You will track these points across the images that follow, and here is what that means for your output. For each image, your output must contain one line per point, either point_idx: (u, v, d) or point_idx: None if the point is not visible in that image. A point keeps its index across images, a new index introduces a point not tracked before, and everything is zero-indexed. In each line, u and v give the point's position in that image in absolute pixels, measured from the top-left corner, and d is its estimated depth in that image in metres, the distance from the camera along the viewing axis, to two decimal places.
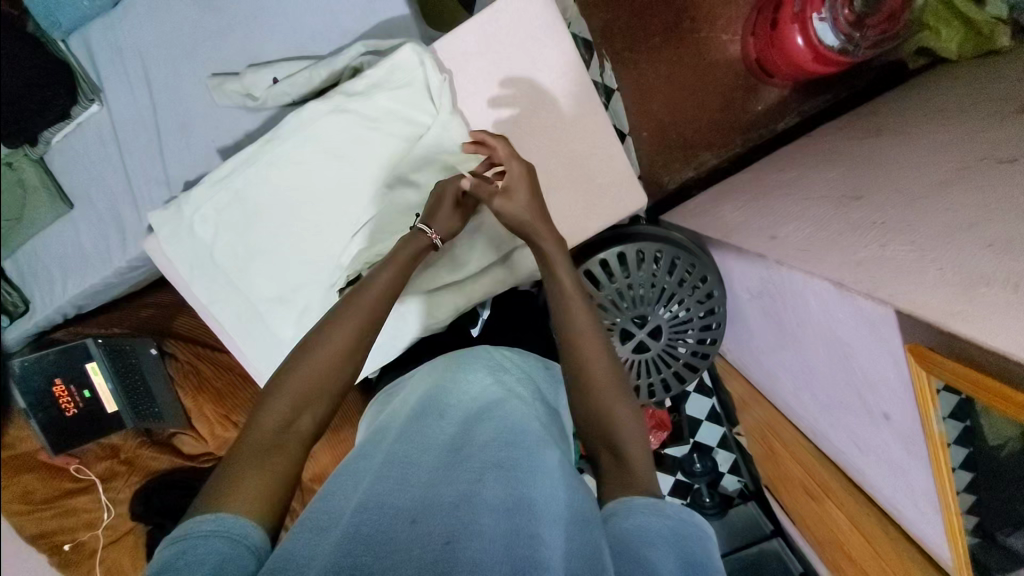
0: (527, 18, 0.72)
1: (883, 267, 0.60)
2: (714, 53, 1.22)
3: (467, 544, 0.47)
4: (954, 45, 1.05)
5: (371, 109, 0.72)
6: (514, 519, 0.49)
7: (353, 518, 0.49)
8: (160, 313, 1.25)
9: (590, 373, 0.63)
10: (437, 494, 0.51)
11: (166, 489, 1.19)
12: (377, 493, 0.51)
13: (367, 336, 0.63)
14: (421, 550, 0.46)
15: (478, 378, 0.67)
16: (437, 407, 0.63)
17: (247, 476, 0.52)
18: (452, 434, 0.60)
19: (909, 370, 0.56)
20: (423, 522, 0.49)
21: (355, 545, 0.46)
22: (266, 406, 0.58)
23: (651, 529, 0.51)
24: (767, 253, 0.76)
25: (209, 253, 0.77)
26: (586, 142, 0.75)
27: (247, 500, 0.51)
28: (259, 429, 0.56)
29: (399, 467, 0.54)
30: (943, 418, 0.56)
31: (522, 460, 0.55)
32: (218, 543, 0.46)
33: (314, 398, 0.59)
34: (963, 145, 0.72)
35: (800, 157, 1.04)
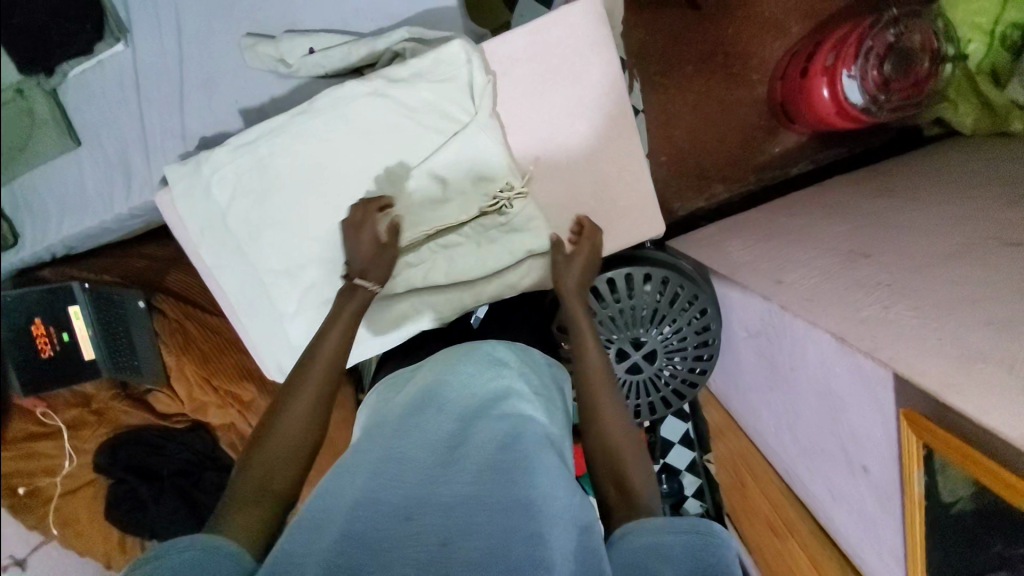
0: (578, 33, 0.72)
1: (886, 330, 0.61)
2: (741, 91, 1.25)
3: (462, 545, 0.51)
4: (969, 120, 1.08)
5: (411, 98, 0.71)
6: (513, 518, 0.52)
7: (353, 519, 0.52)
8: (153, 267, 1.23)
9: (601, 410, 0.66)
10: (434, 492, 0.55)
11: (134, 444, 1.24)
12: (374, 492, 0.54)
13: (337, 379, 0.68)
14: (419, 548, 0.50)
15: (478, 373, 0.68)
16: (436, 401, 0.64)
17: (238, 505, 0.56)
18: (448, 427, 0.62)
19: (900, 430, 0.58)
20: (420, 518, 0.52)
21: (357, 545, 0.50)
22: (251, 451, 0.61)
23: (663, 544, 0.53)
24: (771, 296, 0.78)
25: (223, 217, 0.76)
26: (614, 163, 0.76)
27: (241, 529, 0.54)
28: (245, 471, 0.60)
29: (395, 465, 0.57)
30: (924, 480, 0.58)
31: (521, 459, 0.57)
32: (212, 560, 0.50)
33: (296, 438, 0.62)
34: (971, 222, 0.75)
35: (811, 206, 1.07)
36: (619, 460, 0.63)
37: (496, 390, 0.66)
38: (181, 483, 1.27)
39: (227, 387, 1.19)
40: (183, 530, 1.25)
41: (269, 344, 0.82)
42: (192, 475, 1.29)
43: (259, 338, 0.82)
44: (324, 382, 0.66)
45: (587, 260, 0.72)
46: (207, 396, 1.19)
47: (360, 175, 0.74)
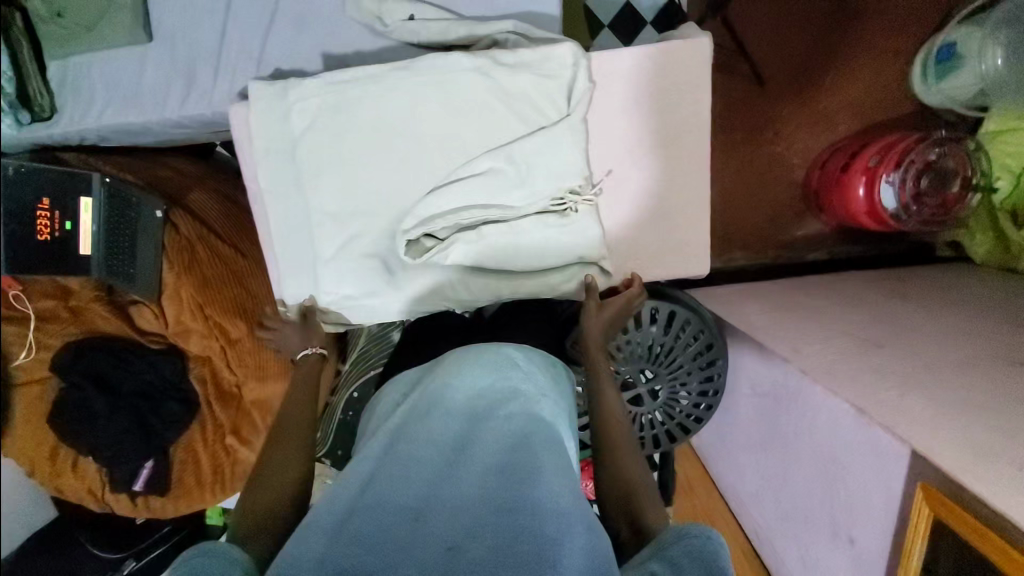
0: (687, 66, 0.73)
1: (905, 412, 0.63)
2: (781, 170, 1.31)
3: (468, 546, 0.53)
4: (982, 251, 1.17)
5: (509, 84, 0.72)
6: (517, 520, 0.54)
7: (361, 519, 0.55)
8: (178, 180, 1.19)
9: (616, 442, 0.67)
10: (440, 497, 0.57)
11: (102, 353, 1.17)
12: (382, 494, 0.57)
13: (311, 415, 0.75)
14: (425, 548, 0.53)
15: (484, 372, 0.66)
16: (442, 401, 0.64)
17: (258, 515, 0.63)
18: (455, 429, 0.62)
19: (907, 503, 0.60)
20: (426, 522, 0.55)
21: (365, 545, 0.53)
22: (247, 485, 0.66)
23: (676, 553, 0.53)
24: (789, 360, 0.80)
25: (293, 145, 0.76)
26: (681, 197, 0.77)
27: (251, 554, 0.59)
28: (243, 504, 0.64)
29: (401, 468, 0.58)
30: (924, 557, 0.60)
31: (523, 464, 0.58)
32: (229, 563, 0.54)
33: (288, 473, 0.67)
34: (984, 340, 0.79)
35: (825, 292, 1.12)
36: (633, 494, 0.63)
37: (500, 389, 0.65)
38: (139, 405, 1.19)
39: (221, 321, 1.14)
40: (127, 453, 1.18)
41: (296, 282, 0.82)
42: (153, 399, 1.21)
43: (288, 273, 0.82)
44: (306, 430, 0.72)
45: (615, 313, 0.76)
46: (195, 323, 1.13)
47: (438, 142, 0.75)
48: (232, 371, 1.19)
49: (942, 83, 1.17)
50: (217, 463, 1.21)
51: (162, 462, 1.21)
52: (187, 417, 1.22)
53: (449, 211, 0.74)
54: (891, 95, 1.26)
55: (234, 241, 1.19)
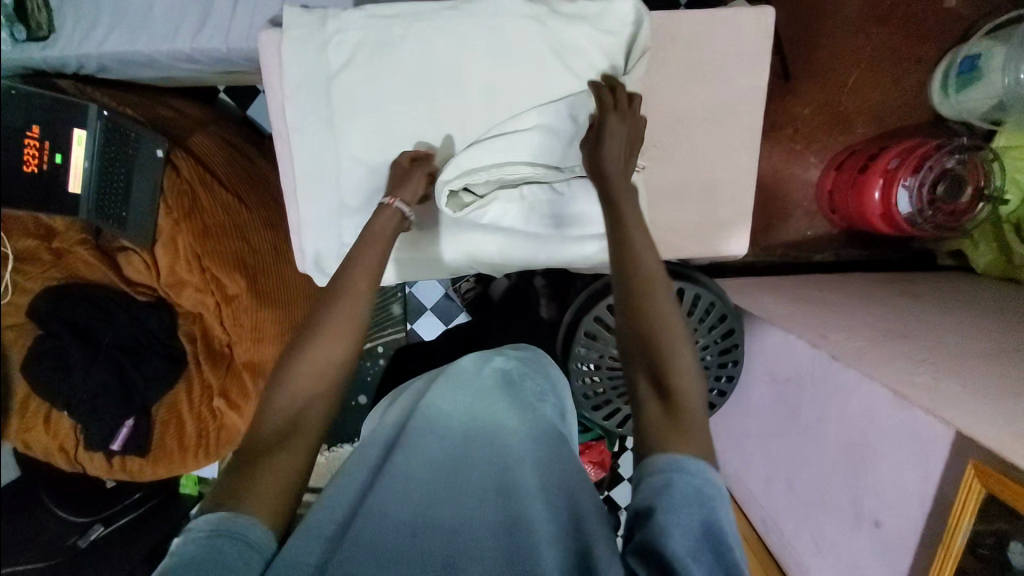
0: (745, 37, 0.71)
1: (941, 396, 0.63)
2: (796, 168, 1.32)
3: (465, 562, 0.53)
4: (983, 260, 1.19)
5: (566, 37, 0.69)
6: (514, 532, 0.55)
7: (359, 530, 0.54)
8: (181, 121, 1.10)
9: (662, 330, 0.58)
10: (437, 514, 0.57)
11: (81, 301, 1.10)
12: (381, 508, 0.57)
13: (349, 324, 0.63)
14: (424, 560, 0.53)
15: (479, 400, 0.69)
16: (438, 426, 0.66)
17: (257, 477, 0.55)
18: (453, 451, 0.64)
19: (953, 487, 0.60)
20: (424, 537, 0.55)
21: (363, 555, 0.52)
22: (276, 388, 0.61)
23: (681, 491, 0.51)
24: (817, 346, 0.79)
25: (326, 80, 0.71)
26: (726, 171, 0.75)
27: (262, 500, 0.54)
28: (271, 415, 0.60)
29: (400, 484, 0.59)
30: (967, 533, 0.60)
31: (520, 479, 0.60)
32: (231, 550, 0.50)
33: (317, 391, 0.61)
34: (1006, 337, 0.80)
35: (836, 287, 1.12)
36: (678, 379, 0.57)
37: (493, 414, 0.68)
38: (119, 358, 1.12)
39: (217, 274, 1.06)
40: (105, 409, 1.11)
41: (317, 232, 0.76)
42: (135, 353, 1.14)
43: (310, 220, 0.76)
44: (332, 367, 0.62)
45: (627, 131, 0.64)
46: (189, 275, 1.07)
47: (484, 91, 0.70)
48: (225, 330, 1.12)
49: (961, 95, 1.21)
50: (205, 427, 1.14)
51: (142, 422, 1.14)
52: (172, 375, 1.15)
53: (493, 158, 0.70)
54: (910, 103, 1.28)
55: (238, 190, 1.10)
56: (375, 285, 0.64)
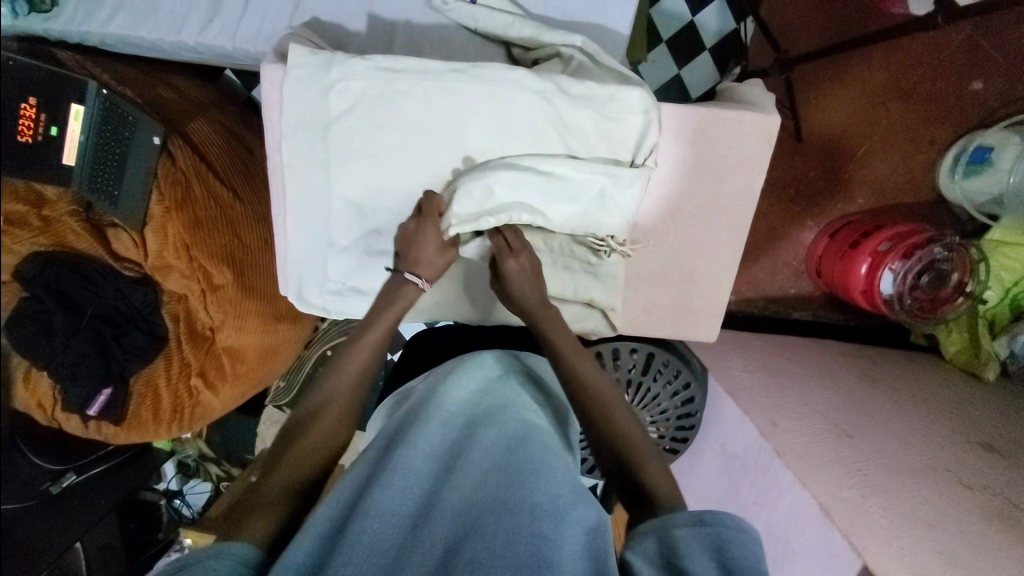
0: (745, 143, 0.75)
1: (860, 519, 0.68)
2: (791, 228, 1.33)
3: (470, 545, 0.52)
4: (953, 348, 1.20)
5: (571, 117, 0.71)
6: (518, 517, 0.54)
7: (358, 524, 0.53)
8: (180, 103, 1.09)
9: (614, 423, 0.66)
10: (438, 501, 0.56)
11: (67, 271, 1.10)
12: (380, 497, 0.55)
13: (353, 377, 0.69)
14: (427, 553, 0.52)
15: (478, 386, 0.69)
16: (438, 414, 0.65)
17: (255, 522, 0.57)
18: (452, 439, 0.63)
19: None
20: (426, 527, 0.54)
21: (364, 551, 0.51)
22: (281, 439, 0.66)
23: (699, 539, 0.52)
24: (766, 437, 0.83)
25: (324, 125, 0.71)
26: (709, 263, 0.81)
27: (253, 525, 0.56)
28: (272, 461, 0.64)
29: (399, 473, 0.58)
30: None
31: (523, 464, 0.59)
32: (214, 561, 0.50)
33: (318, 438, 0.66)
34: (945, 451, 0.83)
35: (805, 356, 1.14)
36: (633, 454, 0.64)
37: (492, 400, 0.68)
38: (102, 329, 1.14)
39: (203, 263, 1.07)
40: (84, 376, 1.12)
41: (303, 262, 0.80)
42: (117, 326, 1.15)
43: (297, 252, 0.79)
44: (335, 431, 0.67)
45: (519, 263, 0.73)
46: (177, 262, 1.06)
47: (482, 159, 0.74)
48: (209, 316, 1.12)
49: (967, 182, 1.19)
50: (179, 401, 1.18)
51: (120, 393, 1.17)
52: (152, 350, 1.17)
53: (497, 206, 0.72)
54: (916, 180, 1.28)
55: (234, 184, 1.11)
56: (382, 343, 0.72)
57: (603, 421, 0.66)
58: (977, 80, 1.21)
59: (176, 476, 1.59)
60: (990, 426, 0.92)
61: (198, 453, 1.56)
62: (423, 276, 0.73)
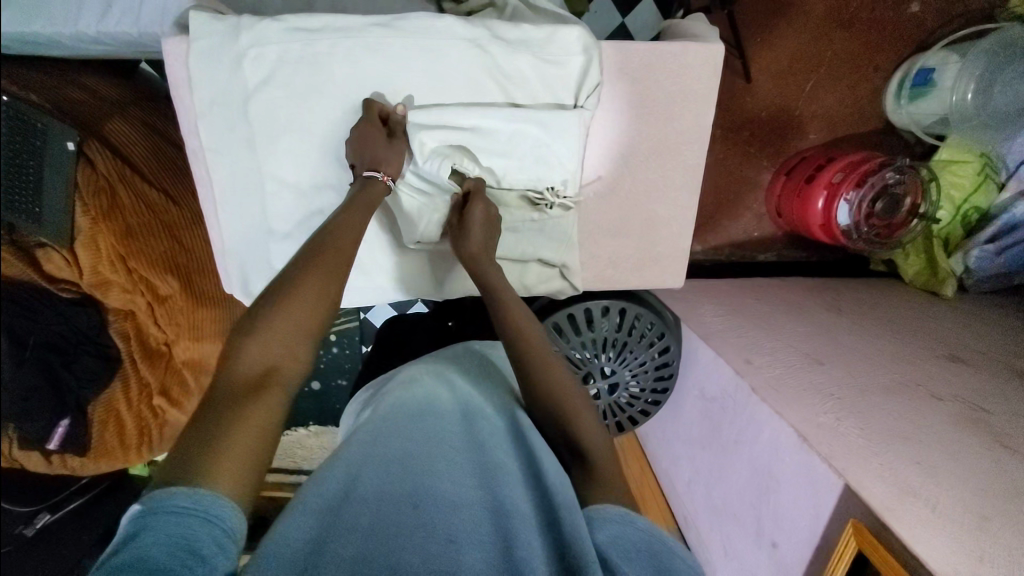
0: (691, 77, 0.73)
1: (839, 442, 0.69)
2: (750, 169, 1.32)
3: (463, 543, 0.50)
4: (911, 272, 1.23)
5: (507, 64, 0.68)
6: (500, 521, 0.53)
7: (351, 511, 0.52)
8: (95, 103, 1.01)
9: (550, 386, 0.64)
10: (432, 485, 0.55)
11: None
12: (376, 486, 0.54)
13: (335, 283, 0.60)
14: (423, 542, 0.50)
15: (465, 381, 0.69)
16: (431, 402, 0.65)
17: (227, 436, 0.49)
18: (443, 425, 0.62)
19: (837, 533, 0.65)
20: (424, 511, 0.52)
21: (362, 536, 0.50)
22: (248, 338, 0.55)
23: (626, 540, 0.52)
24: (742, 375, 0.84)
25: (243, 99, 0.66)
26: (667, 209, 0.80)
27: (233, 451, 0.49)
28: (240, 370, 0.54)
29: (394, 460, 0.57)
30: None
31: (503, 464, 0.58)
32: (201, 525, 0.44)
33: (294, 342, 0.57)
34: (910, 365, 0.85)
35: (775, 294, 1.15)
36: (568, 412, 0.63)
37: (477, 398, 0.67)
38: (49, 358, 1.04)
39: (145, 274, 1.01)
40: (37, 412, 1.03)
41: (243, 256, 0.75)
42: (65, 352, 1.06)
43: (235, 244, 0.75)
44: (305, 322, 0.58)
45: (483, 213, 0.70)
46: (116, 275, 1.00)
47: (412, 124, 0.68)
48: (161, 330, 1.08)
49: (913, 105, 1.22)
50: (143, 424, 1.15)
51: (79, 422, 1.10)
52: (107, 374, 1.11)
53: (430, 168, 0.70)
54: (863, 108, 1.29)
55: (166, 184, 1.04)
56: (354, 242, 0.63)
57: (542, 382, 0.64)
58: (914, 2, 1.23)
59: None
60: (952, 338, 0.94)
61: None
62: (383, 172, 0.67)
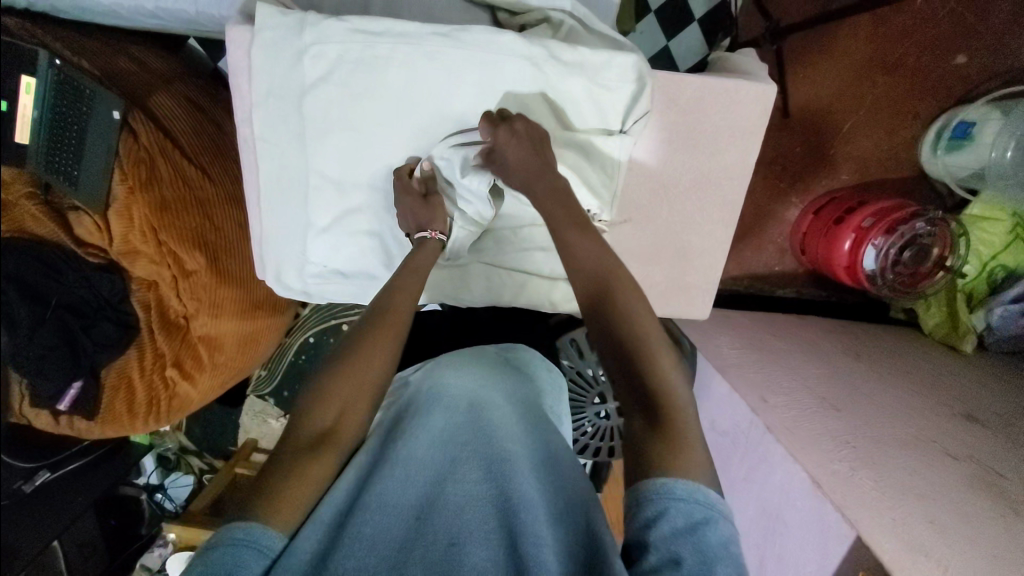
0: (741, 112, 0.73)
1: (852, 492, 0.69)
2: (778, 205, 1.33)
3: (469, 549, 0.52)
4: (931, 323, 1.22)
5: (561, 83, 0.69)
6: (510, 519, 0.53)
7: (360, 517, 0.53)
8: (143, 76, 1.03)
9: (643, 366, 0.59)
10: (440, 494, 0.55)
11: (28, 258, 1.02)
12: (382, 491, 0.54)
13: (392, 342, 0.64)
14: (426, 551, 0.52)
15: (487, 374, 0.64)
16: (446, 401, 0.60)
17: (286, 482, 0.54)
18: (458, 425, 0.59)
19: None
20: (429, 518, 0.54)
21: (365, 543, 0.51)
22: (318, 397, 0.61)
23: (676, 517, 0.50)
24: (757, 412, 0.84)
25: (299, 93, 0.67)
26: (702, 240, 0.80)
27: (284, 507, 0.53)
28: (306, 423, 0.59)
29: (401, 466, 0.56)
30: None
31: (521, 463, 0.57)
32: (246, 552, 0.49)
33: (353, 401, 0.61)
34: (925, 419, 0.85)
35: (790, 332, 1.15)
36: (654, 400, 0.57)
37: (500, 392, 0.63)
38: (68, 320, 1.07)
39: (174, 248, 1.02)
40: (51, 370, 1.07)
41: (279, 243, 0.76)
42: (85, 316, 1.09)
43: (273, 232, 0.76)
44: (368, 380, 0.62)
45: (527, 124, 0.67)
46: (145, 246, 1.01)
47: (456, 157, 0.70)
48: (182, 303, 1.08)
49: (950, 157, 1.22)
50: (155, 395, 1.14)
51: (91, 385, 1.12)
52: (124, 341, 1.11)
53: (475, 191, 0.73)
54: (899, 155, 1.28)
55: (203, 163, 1.05)
56: (411, 305, 0.68)
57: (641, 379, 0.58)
58: (960, 55, 1.22)
59: (156, 470, 1.51)
60: (969, 396, 0.94)
61: (179, 446, 1.52)
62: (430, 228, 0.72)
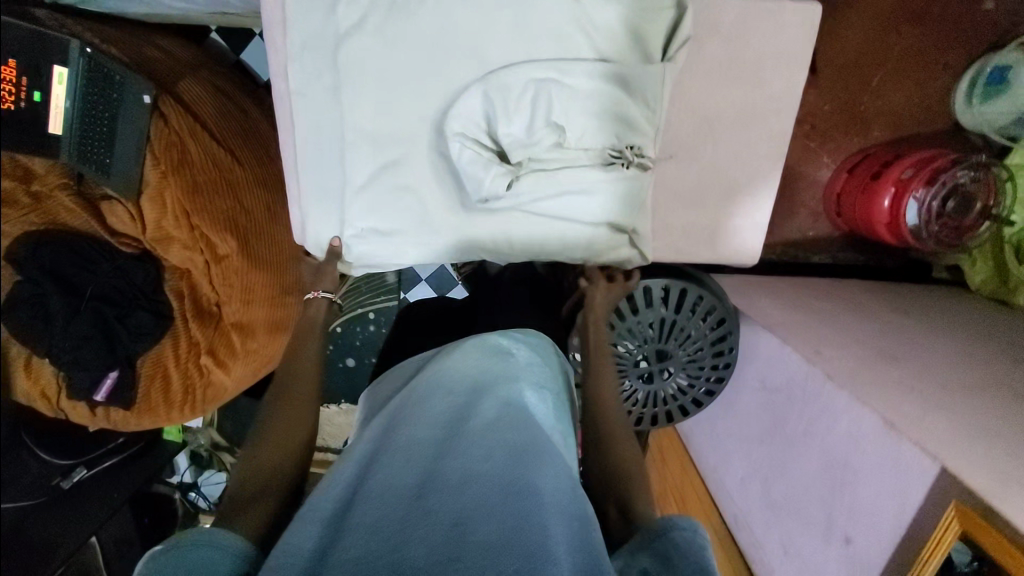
0: (782, 43, 0.73)
1: (926, 427, 0.66)
2: (809, 166, 1.29)
3: (476, 528, 0.49)
4: (978, 279, 1.18)
5: (597, 18, 0.68)
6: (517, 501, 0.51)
7: (355, 510, 0.52)
8: (171, 64, 1.05)
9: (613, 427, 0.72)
10: (438, 472, 0.54)
11: (61, 249, 1.02)
12: (379, 477, 0.54)
13: (305, 410, 0.76)
14: (433, 533, 0.49)
15: (485, 359, 0.64)
16: (443, 386, 0.62)
17: (245, 508, 0.62)
18: (455, 407, 0.60)
19: (932, 520, 0.61)
20: (427, 500, 0.52)
21: (361, 531, 0.50)
22: (254, 450, 0.71)
23: None
24: (811, 363, 0.81)
25: (336, 43, 0.68)
26: (744, 179, 0.78)
27: (245, 521, 0.60)
28: (256, 455, 0.70)
29: (399, 450, 0.56)
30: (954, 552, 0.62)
31: (528, 445, 0.56)
32: (209, 550, 0.54)
33: (286, 443, 0.72)
34: (989, 364, 0.81)
35: (830, 292, 1.12)
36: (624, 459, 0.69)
37: (504, 374, 0.63)
38: (102, 311, 1.06)
39: (206, 231, 1.02)
40: (88, 360, 1.06)
41: (316, 201, 0.76)
42: (118, 306, 1.07)
43: (311, 188, 0.76)
44: (291, 435, 0.72)
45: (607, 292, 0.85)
46: (178, 229, 1.02)
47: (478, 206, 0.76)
48: (215, 289, 1.08)
49: (985, 106, 1.19)
50: (190, 382, 1.12)
51: (127, 375, 1.10)
52: (159, 330, 1.10)
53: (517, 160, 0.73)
54: (932, 108, 1.25)
55: (232, 146, 1.05)
56: (310, 384, 0.79)
57: (604, 425, 0.73)
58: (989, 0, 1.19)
59: (189, 468, 1.52)
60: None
61: (211, 442, 1.49)
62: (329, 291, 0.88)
